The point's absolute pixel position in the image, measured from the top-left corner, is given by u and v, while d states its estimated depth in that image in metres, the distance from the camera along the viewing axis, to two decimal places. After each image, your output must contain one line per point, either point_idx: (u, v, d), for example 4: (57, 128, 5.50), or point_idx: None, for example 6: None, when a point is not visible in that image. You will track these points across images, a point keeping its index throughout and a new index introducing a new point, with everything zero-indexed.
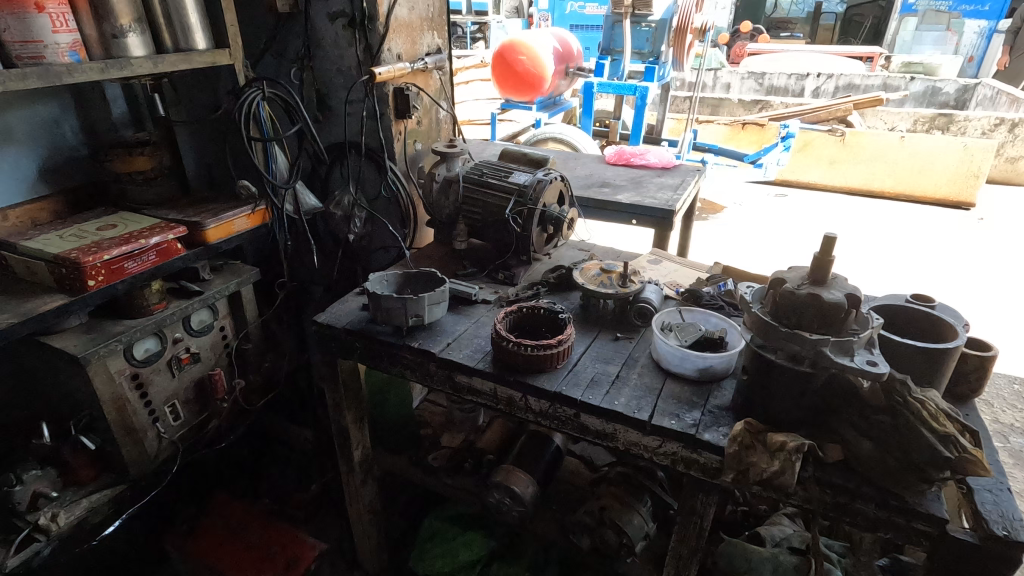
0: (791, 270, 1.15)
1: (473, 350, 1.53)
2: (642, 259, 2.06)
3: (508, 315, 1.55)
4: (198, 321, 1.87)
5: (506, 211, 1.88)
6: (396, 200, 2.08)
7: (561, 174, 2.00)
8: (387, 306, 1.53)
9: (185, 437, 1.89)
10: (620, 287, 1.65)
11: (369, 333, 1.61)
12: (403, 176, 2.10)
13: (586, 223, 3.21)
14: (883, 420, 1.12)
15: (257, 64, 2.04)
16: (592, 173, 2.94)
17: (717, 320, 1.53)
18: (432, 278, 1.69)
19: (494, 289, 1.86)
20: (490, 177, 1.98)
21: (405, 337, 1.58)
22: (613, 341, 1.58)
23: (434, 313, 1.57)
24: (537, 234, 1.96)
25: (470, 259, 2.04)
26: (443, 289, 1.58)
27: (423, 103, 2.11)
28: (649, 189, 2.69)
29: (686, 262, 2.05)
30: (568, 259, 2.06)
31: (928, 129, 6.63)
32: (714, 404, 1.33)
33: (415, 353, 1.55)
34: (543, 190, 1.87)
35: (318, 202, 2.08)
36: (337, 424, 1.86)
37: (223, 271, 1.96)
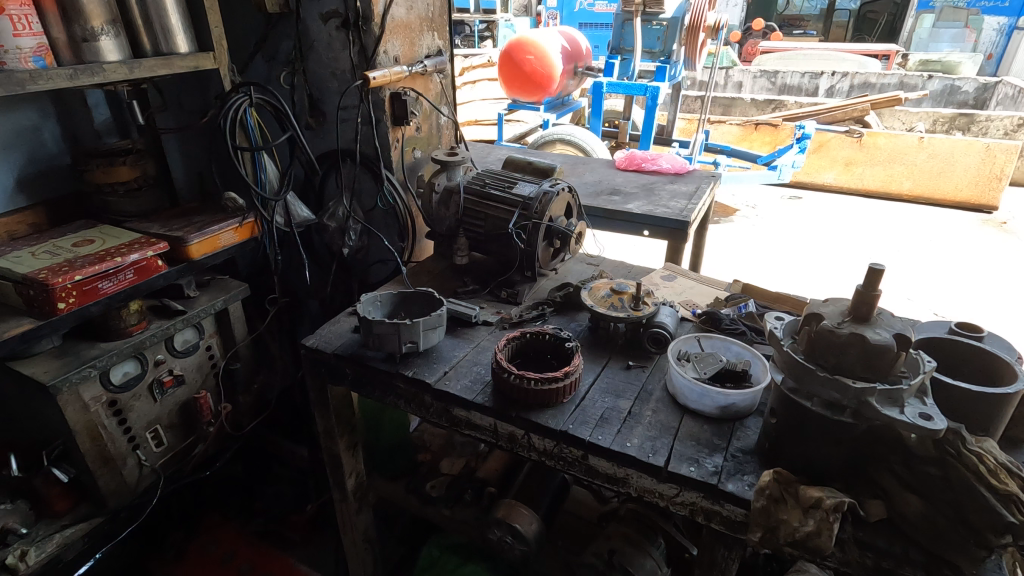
0: (829, 304, 1.02)
1: (472, 380, 1.41)
2: (655, 275, 1.93)
3: (510, 342, 1.41)
4: (182, 341, 1.77)
5: (509, 225, 1.76)
6: (394, 212, 1.96)
7: (569, 184, 1.87)
8: (380, 332, 1.41)
9: (168, 463, 1.79)
10: (632, 310, 1.53)
11: (361, 359, 1.49)
12: (401, 185, 1.98)
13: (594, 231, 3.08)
14: (932, 474, 0.98)
15: (247, 67, 1.93)
16: (601, 179, 2.81)
17: (738, 349, 1.40)
18: (431, 299, 1.58)
19: (496, 308, 1.74)
20: (493, 188, 1.85)
21: (399, 364, 1.46)
22: (625, 369, 1.46)
23: (430, 339, 1.45)
24: (543, 250, 1.83)
25: (472, 274, 1.92)
26: (440, 312, 1.46)
27: (422, 108, 1.99)
28: (662, 196, 2.56)
29: (703, 279, 1.91)
30: (575, 275, 1.94)
31: (948, 130, 6.43)
32: (737, 447, 1.20)
33: (410, 383, 1.43)
34: (549, 202, 1.74)
35: (312, 214, 1.96)
36: (329, 452, 1.75)
37: (210, 288, 1.86)
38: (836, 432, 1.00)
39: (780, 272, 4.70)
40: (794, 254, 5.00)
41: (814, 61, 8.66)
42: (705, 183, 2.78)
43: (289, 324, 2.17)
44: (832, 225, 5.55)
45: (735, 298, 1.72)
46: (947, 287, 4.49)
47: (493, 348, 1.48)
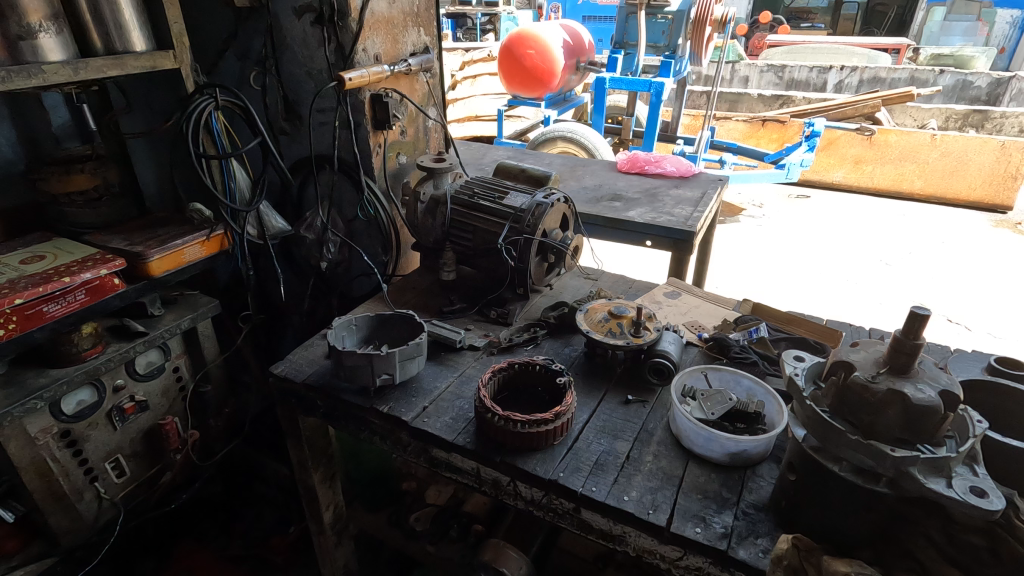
0: (861, 351, 0.88)
1: (453, 417, 1.27)
2: (658, 292, 1.79)
3: (495, 375, 1.27)
4: (145, 364, 1.63)
5: (499, 239, 1.61)
6: (377, 223, 1.82)
7: (564, 194, 1.72)
8: (352, 363, 1.27)
9: (132, 495, 1.66)
10: (632, 336, 1.39)
11: (333, 391, 1.35)
12: (384, 194, 1.84)
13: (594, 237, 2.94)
14: (979, 549, 0.84)
15: (217, 65, 1.78)
16: (602, 184, 2.66)
17: (749, 384, 1.26)
18: (411, 323, 1.44)
19: (484, 330, 1.60)
20: (483, 198, 1.71)
21: (374, 397, 1.32)
22: (623, 404, 1.32)
23: (408, 370, 1.32)
24: (536, 265, 1.69)
25: (460, 291, 1.78)
26: (419, 341, 1.32)
27: (407, 111, 1.85)
28: (666, 203, 2.41)
29: (711, 297, 1.77)
30: (571, 292, 1.80)
31: (961, 127, 6.24)
32: (749, 503, 1.06)
33: (385, 419, 1.29)
34: (543, 215, 1.59)
35: (288, 225, 1.82)
36: (303, 485, 1.62)
37: (177, 305, 1.72)
38: (867, 500, 0.86)
39: (788, 276, 4.53)
40: (803, 256, 4.84)
41: (822, 55, 8.44)
42: (711, 187, 2.63)
43: (267, 340, 2.04)
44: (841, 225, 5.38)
45: (745, 321, 1.58)
46: (961, 291, 4.33)
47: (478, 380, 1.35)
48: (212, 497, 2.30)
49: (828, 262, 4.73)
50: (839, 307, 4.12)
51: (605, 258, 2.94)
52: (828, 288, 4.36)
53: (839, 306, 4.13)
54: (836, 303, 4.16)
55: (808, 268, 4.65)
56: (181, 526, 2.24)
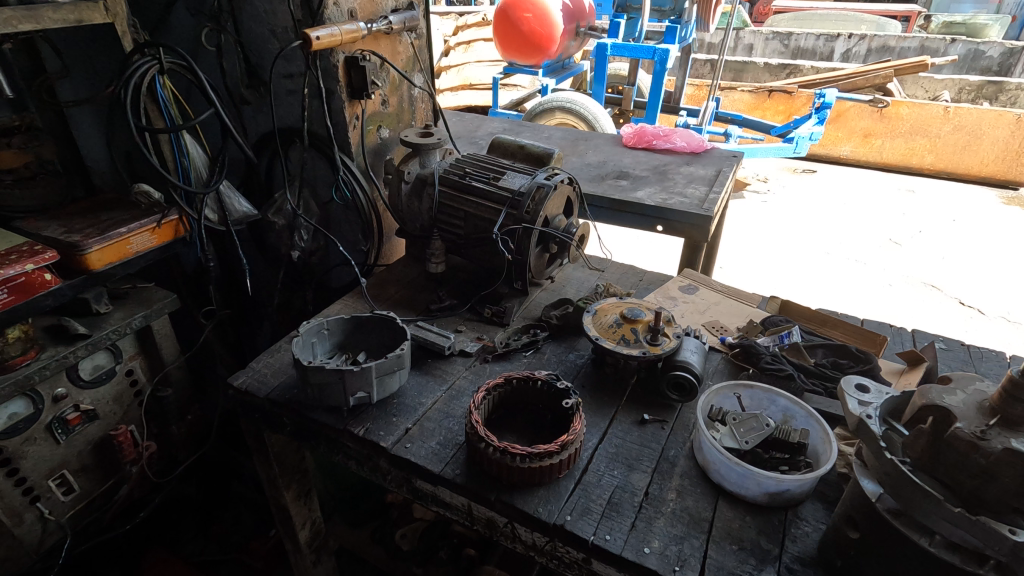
0: (959, 392, 0.69)
1: (440, 442, 1.09)
2: (673, 286, 1.59)
3: (489, 393, 1.09)
4: (91, 369, 1.43)
5: (494, 228, 1.41)
6: (355, 207, 1.60)
7: (569, 174, 1.51)
8: (321, 380, 1.07)
9: (82, 513, 1.48)
10: (649, 345, 1.20)
11: (302, 409, 1.16)
12: (364, 173, 1.62)
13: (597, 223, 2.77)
14: None
15: (166, 21, 1.53)
16: (606, 160, 2.44)
17: (786, 404, 1.09)
18: (392, 326, 1.25)
19: (477, 332, 1.41)
20: (475, 179, 1.49)
21: (348, 418, 1.13)
22: (637, 425, 1.14)
23: (388, 386, 1.12)
24: (537, 256, 1.48)
25: (450, 285, 1.57)
26: (400, 351, 1.12)
27: (389, 76, 1.61)
28: (676, 182, 2.20)
29: (732, 292, 1.58)
30: (575, 285, 1.60)
31: (974, 99, 5.97)
32: (793, 556, 0.89)
33: (361, 444, 1.11)
34: (545, 200, 1.38)
35: (254, 208, 1.60)
36: (275, 504, 1.43)
37: (127, 301, 1.51)
38: None
39: (795, 255, 4.34)
40: (811, 235, 4.64)
41: (830, 22, 8.07)
42: (725, 165, 2.40)
43: (239, 333, 1.82)
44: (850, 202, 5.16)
45: (774, 323, 1.39)
46: (974, 272, 4.16)
47: (470, 396, 1.16)
48: (189, 498, 2.07)
49: (836, 241, 4.54)
50: (848, 289, 3.94)
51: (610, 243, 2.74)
52: (837, 268, 4.18)
53: (849, 288, 3.95)
54: (845, 285, 3.98)
55: (815, 247, 4.46)
56: (157, 532, 2.02)
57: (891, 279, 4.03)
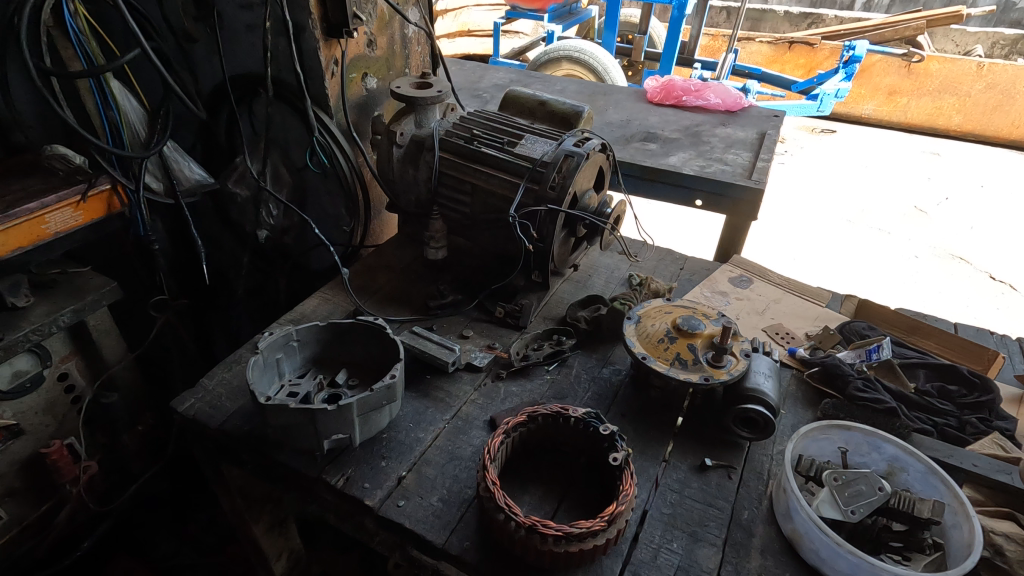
0: None
1: (441, 499, 0.84)
2: (722, 277, 1.32)
3: (507, 436, 0.84)
4: (9, 376, 1.14)
5: (511, 209, 1.12)
6: (336, 175, 1.30)
7: (602, 139, 1.21)
8: (290, 420, 0.81)
9: (10, 545, 1.22)
10: (710, 367, 0.93)
11: (264, 448, 0.90)
12: (345, 133, 1.31)
13: (639, 198, 2.51)
14: None
15: None
16: (630, 119, 2.11)
17: (894, 453, 0.84)
18: (382, 339, 0.97)
19: (489, 335, 1.14)
20: (486, 144, 1.19)
21: (324, 463, 0.87)
22: (696, 473, 0.89)
23: (375, 424, 0.86)
24: (561, 243, 1.20)
25: (452, 274, 1.29)
26: (390, 379, 0.85)
27: (376, 10, 1.27)
28: (714, 147, 1.89)
29: (794, 286, 1.30)
30: (604, 274, 1.33)
31: (1008, 56, 5.21)
32: None
33: (340, 498, 0.86)
34: (575, 172, 1.10)
35: (208, 175, 1.29)
36: (242, 537, 1.19)
37: (52, 290, 1.21)
38: None
39: (813, 220, 3.84)
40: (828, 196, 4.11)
41: None
42: (768, 127, 2.08)
43: (213, 321, 1.50)
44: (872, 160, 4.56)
45: (854, 331, 1.13)
46: (1008, 243, 3.63)
47: (486, 435, 0.91)
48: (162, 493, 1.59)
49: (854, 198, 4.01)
50: (872, 261, 3.46)
51: (647, 219, 2.46)
52: (855, 236, 3.70)
53: (873, 259, 3.46)
54: (869, 256, 3.49)
55: (837, 210, 3.93)
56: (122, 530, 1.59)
57: (915, 251, 3.55)
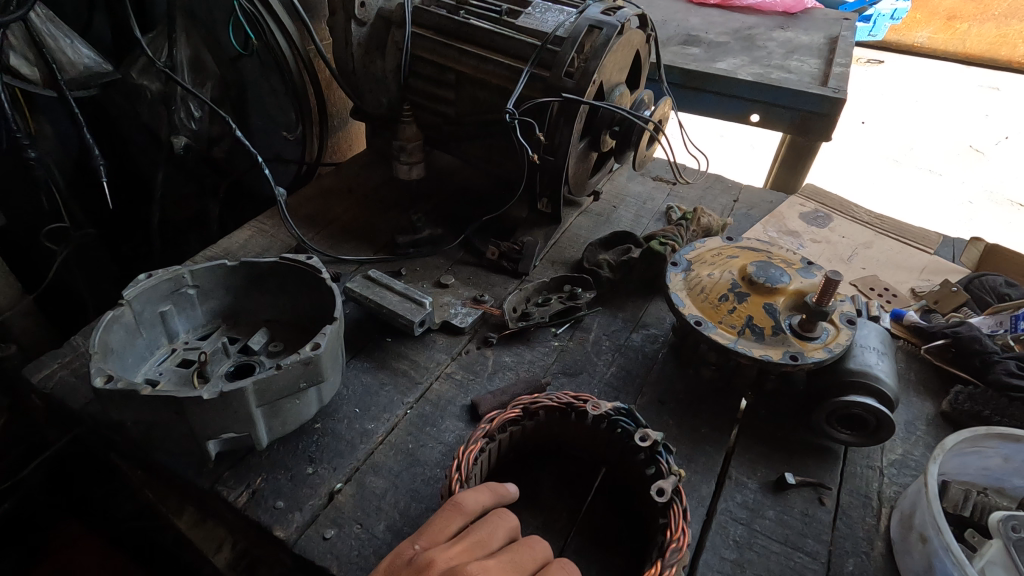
0: None
1: (391, 528, 0.57)
2: (792, 213, 0.99)
3: (490, 440, 0.57)
4: None
5: (512, 107, 0.79)
6: (278, 65, 0.96)
7: (640, 11, 0.85)
8: (162, 412, 0.52)
9: None
10: (797, 340, 0.63)
11: (140, 444, 0.61)
12: (288, 6, 0.96)
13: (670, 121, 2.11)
14: None
15: None
16: (666, 19, 1.71)
17: None
18: (318, 290, 0.67)
19: (478, 285, 0.83)
20: (477, 15, 0.84)
21: (222, 468, 0.59)
22: (770, 495, 0.60)
23: (296, 416, 0.58)
24: (580, 159, 0.87)
25: (432, 200, 0.97)
26: (308, 352, 0.55)
27: None
28: (773, 52, 1.50)
29: (890, 228, 0.97)
30: (634, 207, 1.01)
31: None
32: None
33: (244, 520, 0.58)
34: (603, 51, 0.76)
35: (101, 59, 0.93)
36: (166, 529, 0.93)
37: None
38: None
39: (845, 151, 2.38)
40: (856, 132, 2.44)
41: None
42: (838, 31, 1.67)
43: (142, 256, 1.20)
44: (896, 86, 2.52)
45: (986, 288, 0.81)
46: None
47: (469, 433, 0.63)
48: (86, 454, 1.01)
49: (889, 123, 2.43)
50: (914, 202, 2.19)
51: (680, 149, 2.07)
52: (893, 183, 2.25)
53: (909, 197, 2.21)
54: (908, 195, 2.21)
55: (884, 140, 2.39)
56: (42, 496, 1.05)
57: (964, 193, 2.21)
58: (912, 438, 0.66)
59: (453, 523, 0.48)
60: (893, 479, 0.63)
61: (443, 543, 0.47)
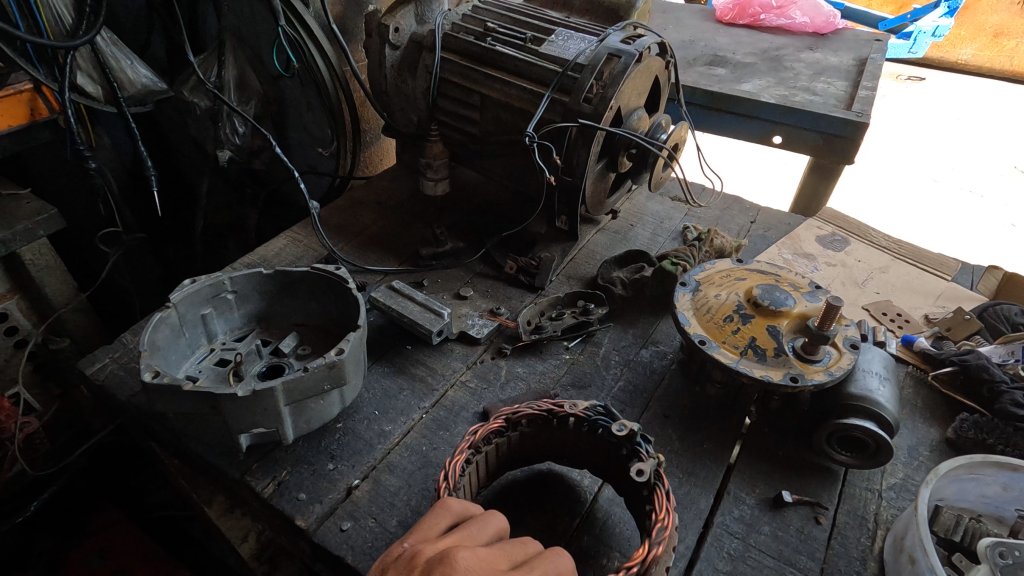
0: None
1: (403, 524, 0.61)
2: (808, 235, 1.00)
3: (476, 451, 0.60)
4: None
5: (532, 129, 0.83)
6: (315, 85, 1.03)
7: (659, 39, 0.88)
8: (200, 406, 0.57)
9: None
10: (799, 363, 0.65)
11: (179, 434, 0.67)
12: (326, 30, 1.03)
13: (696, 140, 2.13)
14: None
15: None
16: (694, 39, 1.73)
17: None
18: (344, 298, 0.72)
19: (495, 298, 0.87)
20: (502, 42, 0.89)
21: (252, 460, 0.64)
22: (767, 511, 0.62)
23: (318, 415, 0.62)
24: (597, 179, 0.91)
25: (456, 215, 1.02)
26: (332, 358, 0.60)
27: None
28: (799, 73, 1.51)
29: (908, 253, 0.98)
30: (651, 225, 1.04)
31: None
32: None
33: (269, 509, 0.63)
34: (620, 78, 0.79)
35: (157, 78, 1.01)
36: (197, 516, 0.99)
37: None
38: None
39: (882, 170, 2.28)
40: (893, 149, 2.34)
41: None
42: (868, 52, 1.67)
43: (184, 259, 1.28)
44: (938, 105, 2.48)
45: (1001, 317, 0.81)
46: None
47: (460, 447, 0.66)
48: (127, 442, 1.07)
49: (927, 142, 2.36)
50: (954, 223, 2.07)
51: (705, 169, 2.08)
52: (931, 203, 2.14)
53: (950, 218, 2.09)
54: (948, 215, 2.10)
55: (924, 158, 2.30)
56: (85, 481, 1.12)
57: (1008, 216, 2.10)
58: (914, 463, 0.67)
59: (443, 520, 0.51)
60: (891, 502, 0.64)
61: (432, 539, 0.50)
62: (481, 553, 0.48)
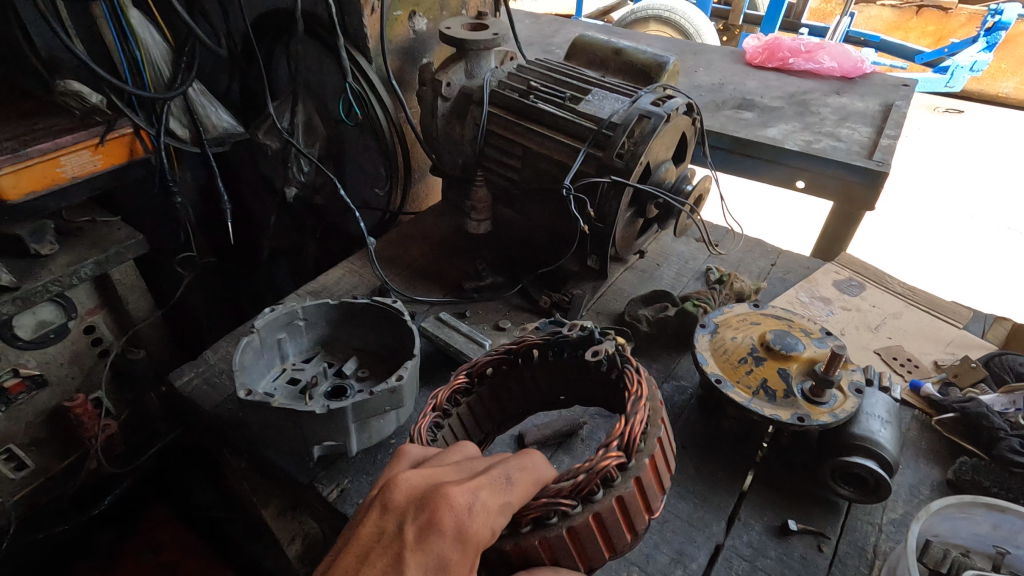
0: None
1: None
2: (825, 279, 1.07)
3: (446, 411, 0.63)
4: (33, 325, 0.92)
5: (569, 180, 0.92)
6: (374, 130, 1.14)
7: (687, 99, 0.97)
8: (281, 420, 0.68)
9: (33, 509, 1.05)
10: (807, 403, 0.72)
11: (257, 442, 0.77)
12: (385, 82, 1.15)
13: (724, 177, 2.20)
14: None
15: None
16: (723, 82, 1.82)
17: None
18: (399, 328, 0.82)
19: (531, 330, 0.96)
20: (544, 100, 0.99)
21: (319, 469, 0.74)
22: (774, 537, 0.69)
23: (377, 431, 0.72)
24: (627, 224, 0.99)
25: (496, 251, 1.12)
26: (392, 383, 0.69)
27: None
28: (825, 119, 1.58)
29: (921, 299, 1.03)
30: (676, 265, 1.11)
31: None
32: None
33: (332, 511, 0.73)
34: (650, 137, 0.88)
35: (236, 122, 1.14)
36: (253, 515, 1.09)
37: (81, 237, 0.97)
38: None
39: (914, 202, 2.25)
40: (927, 179, 2.32)
41: None
42: (894, 97, 1.73)
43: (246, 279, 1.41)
44: (965, 140, 2.50)
45: (1005, 366, 0.86)
46: None
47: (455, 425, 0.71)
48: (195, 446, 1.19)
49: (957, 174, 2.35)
50: (989, 257, 2.03)
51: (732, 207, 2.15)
52: (965, 237, 2.10)
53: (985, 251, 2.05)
54: (983, 249, 2.06)
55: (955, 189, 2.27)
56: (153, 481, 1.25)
57: None
58: (914, 500, 0.73)
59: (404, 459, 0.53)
60: (890, 535, 0.70)
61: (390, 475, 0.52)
62: (425, 474, 0.48)
